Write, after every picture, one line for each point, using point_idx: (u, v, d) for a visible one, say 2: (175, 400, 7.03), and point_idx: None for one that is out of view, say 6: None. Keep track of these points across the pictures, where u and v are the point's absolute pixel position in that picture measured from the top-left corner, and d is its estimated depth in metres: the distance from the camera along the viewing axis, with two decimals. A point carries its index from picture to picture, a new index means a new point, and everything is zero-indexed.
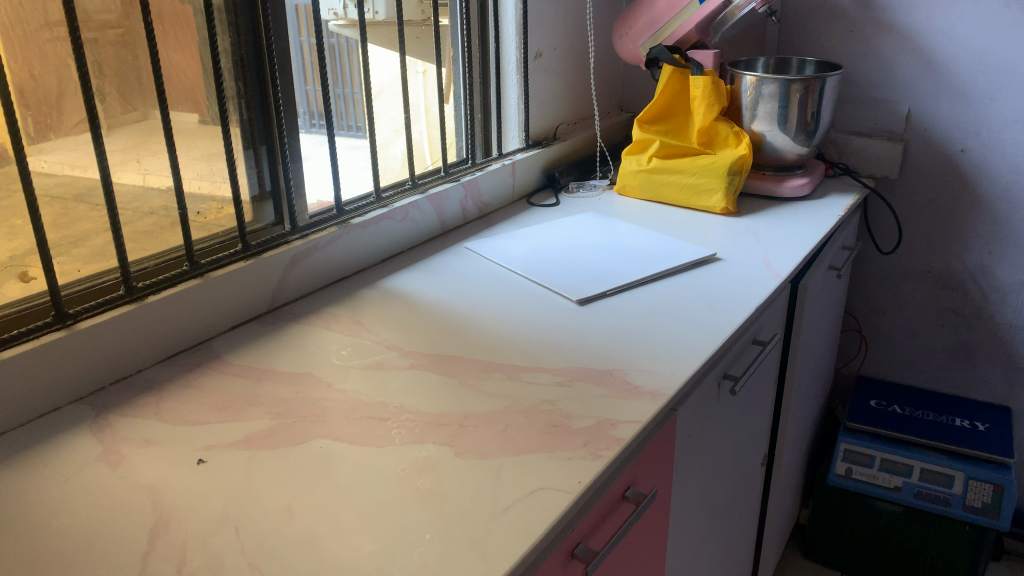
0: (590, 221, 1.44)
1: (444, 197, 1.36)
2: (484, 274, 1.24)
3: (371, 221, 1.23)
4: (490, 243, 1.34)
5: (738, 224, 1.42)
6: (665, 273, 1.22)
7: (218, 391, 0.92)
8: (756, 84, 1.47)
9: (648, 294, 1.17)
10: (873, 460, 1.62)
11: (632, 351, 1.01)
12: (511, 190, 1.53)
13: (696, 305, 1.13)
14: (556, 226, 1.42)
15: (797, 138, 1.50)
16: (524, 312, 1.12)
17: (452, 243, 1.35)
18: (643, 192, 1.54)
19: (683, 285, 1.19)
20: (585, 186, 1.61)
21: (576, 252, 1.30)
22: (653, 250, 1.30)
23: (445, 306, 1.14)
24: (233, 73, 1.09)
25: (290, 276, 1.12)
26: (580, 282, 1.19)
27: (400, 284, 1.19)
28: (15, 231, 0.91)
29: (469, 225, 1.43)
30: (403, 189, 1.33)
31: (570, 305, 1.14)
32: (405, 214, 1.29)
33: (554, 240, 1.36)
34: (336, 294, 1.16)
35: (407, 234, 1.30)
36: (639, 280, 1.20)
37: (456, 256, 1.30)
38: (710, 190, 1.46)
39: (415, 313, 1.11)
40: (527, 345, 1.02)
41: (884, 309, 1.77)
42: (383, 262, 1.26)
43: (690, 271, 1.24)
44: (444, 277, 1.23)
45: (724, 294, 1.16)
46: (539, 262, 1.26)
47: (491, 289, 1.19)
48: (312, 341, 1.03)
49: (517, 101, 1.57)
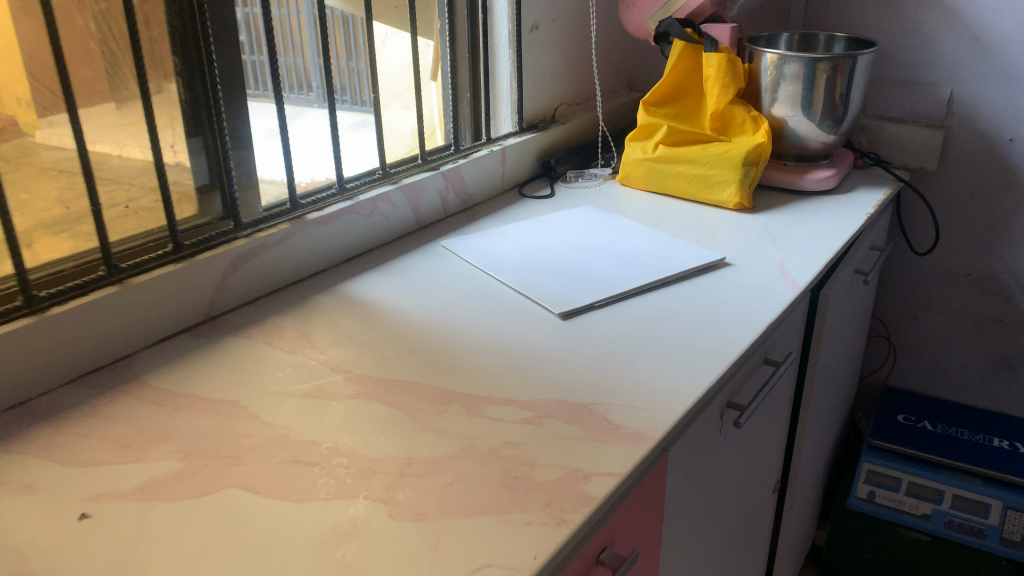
0: (586, 217, 1.28)
1: (419, 189, 1.21)
2: (458, 278, 1.10)
3: (328, 217, 1.08)
4: (469, 242, 1.19)
5: (752, 222, 1.26)
6: (663, 281, 1.06)
7: (126, 422, 0.78)
8: (776, 64, 1.30)
9: (642, 306, 1.01)
10: (899, 484, 1.48)
11: (617, 377, 0.85)
12: (501, 180, 1.37)
13: (697, 322, 0.97)
14: (545, 223, 1.26)
15: (823, 125, 1.33)
16: (495, 326, 0.97)
17: (426, 241, 1.20)
18: (647, 183, 1.38)
19: (683, 295, 1.04)
20: (584, 175, 1.45)
21: (565, 254, 1.15)
22: (652, 253, 1.14)
23: (407, 317, 0.99)
24: (162, 45, 0.94)
25: (229, 282, 0.98)
26: (565, 289, 1.04)
27: (360, 290, 1.05)
28: (21, 207, 0.85)
29: (450, 219, 1.28)
30: (371, 179, 1.18)
31: (551, 319, 0.98)
32: (372, 208, 1.14)
33: (543, 239, 1.20)
34: (286, 301, 1.01)
35: (373, 230, 1.15)
36: (632, 289, 1.04)
37: (428, 256, 1.15)
38: (721, 182, 1.29)
39: (371, 326, 0.97)
40: (495, 369, 0.87)
41: (915, 315, 1.60)
42: (346, 264, 1.12)
43: (695, 280, 1.07)
44: (411, 282, 1.08)
45: (731, 308, 1.00)
46: (522, 266, 1.11)
47: (463, 296, 1.05)
48: (247, 360, 0.89)
49: (509, 80, 1.41)
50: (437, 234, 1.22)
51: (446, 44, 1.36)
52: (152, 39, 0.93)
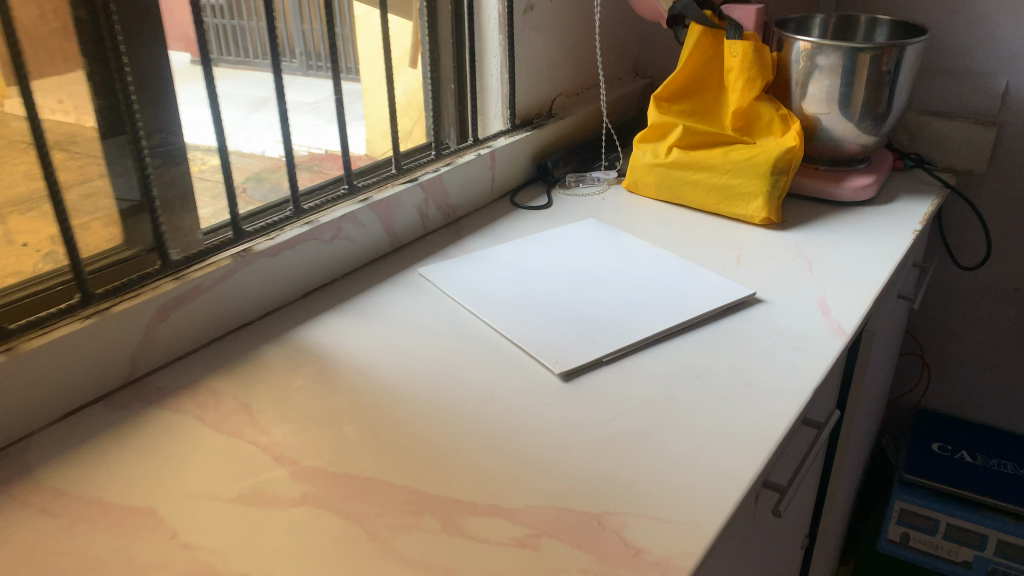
0: (590, 235, 1.10)
1: (393, 206, 1.03)
2: (437, 319, 0.91)
3: (278, 247, 0.90)
4: (450, 271, 1.00)
5: (783, 241, 1.08)
6: (682, 326, 0.88)
7: (5, 545, 0.61)
8: (810, 53, 1.11)
9: (658, 363, 0.83)
10: (937, 527, 1.33)
11: (633, 472, 0.68)
12: (489, 188, 1.19)
13: (728, 386, 0.79)
14: (540, 243, 1.08)
15: (862, 125, 1.14)
16: (478, 390, 0.79)
17: (400, 268, 1.01)
18: (658, 192, 1.20)
19: (709, 347, 0.86)
20: (586, 180, 1.26)
21: (564, 288, 0.97)
22: (668, 286, 0.96)
23: (371, 377, 0.81)
24: (64, 40, 0.74)
25: (155, 336, 0.80)
26: (565, 338, 0.86)
27: (316, 338, 0.87)
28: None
29: (431, 237, 1.10)
30: (334, 197, 0.99)
31: (548, 382, 0.80)
32: (336, 232, 0.96)
33: (538, 266, 1.02)
34: (228, 356, 0.83)
35: (334, 258, 0.97)
36: (646, 339, 0.86)
37: (402, 291, 0.97)
38: (745, 194, 1.10)
39: (326, 392, 0.78)
40: (479, 457, 0.69)
41: (954, 332, 1.43)
42: (301, 303, 0.93)
43: (720, 325, 0.89)
44: (379, 326, 0.90)
45: (768, 365, 0.82)
46: (513, 304, 0.93)
47: (441, 344, 0.87)
48: (172, 445, 0.71)
49: (500, 70, 1.21)
50: (413, 259, 1.04)
51: (426, 29, 1.14)
52: (54, 32, 0.73)
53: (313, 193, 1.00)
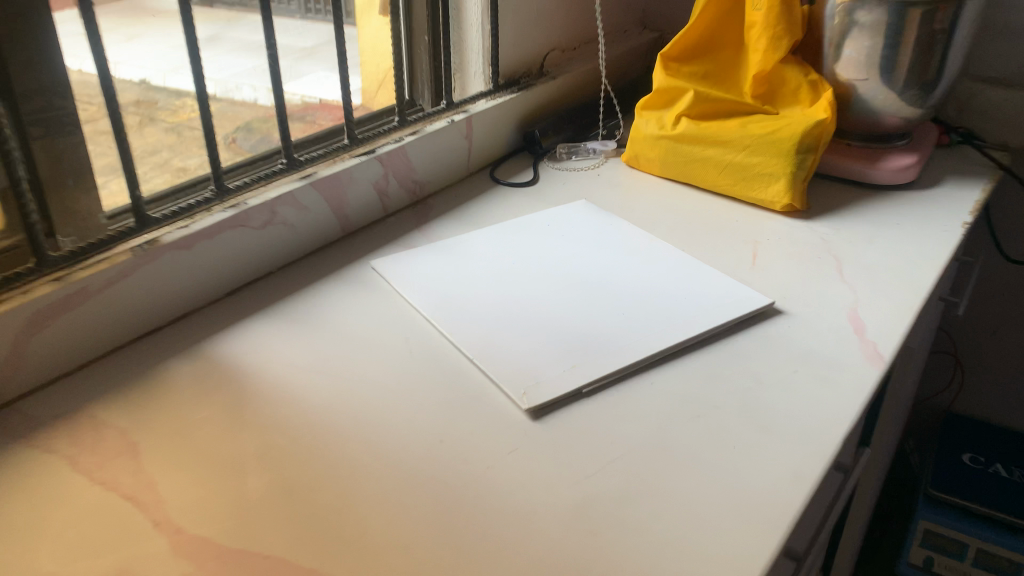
0: (580, 220, 0.93)
1: (342, 184, 0.86)
2: (386, 330, 0.75)
3: (193, 238, 0.73)
4: (408, 266, 0.84)
5: (808, 233, 0.91)
6: (683, 346, 0.72)
7: None
8: (848, 6, 0.93)
9: (651, 395, 0.67)
10: (964, 551, 1.18)
11: (610, 556, 0.52)
12: (464, 160, 1.02)
13: (738, 429, 0.63)
14: (518, 230, 0.91)
15: (905, 95, 0.96)
16: (423, 433, 0.63)
17: (349, 260, 0.85)
18: (662, 168, 1.02)
19: (714, 373, 0.69)
20: (579, 151, 1.09)
21: (543, 289, 0.80)
22: (668, 289, 0.79)
23: (293, 412, 0.65)
24: None
25: (27, 353, 0.64)
26: (536, 361, 0.70)
27: (234, 353, 0.71)
28: None
29: (392, 220, 0.93)
30: (269, 173, 0.82)
31: (511, 421, 0.64)
32: (268, 217, 0.79)
33: (516, 259, 0.85)
34: (124, 375, 0.68)
35: (267, 247, 0.81)
36: (638, 363, 0.69)
37: (348, 291, 0.80)
38: (765, 174, 0.93)
39: (234, 431, 0.63)
40: (415, 529, 0.54)
41: (994, 330, 1.27)
42: (224, 304, 0.77)
43: (730, 345, 0.73)
44: (314, 339, 0.74)
45: (788, 402, 0.66)
46: (479, 312, 0.77)
47: (386, 365, 0.71)
48: (32, 500, 0.56)
49: (481, 19, 1.03)
50: (366, 248, 0.87)
51: None
52: None
53: (243, 168, 0.83)
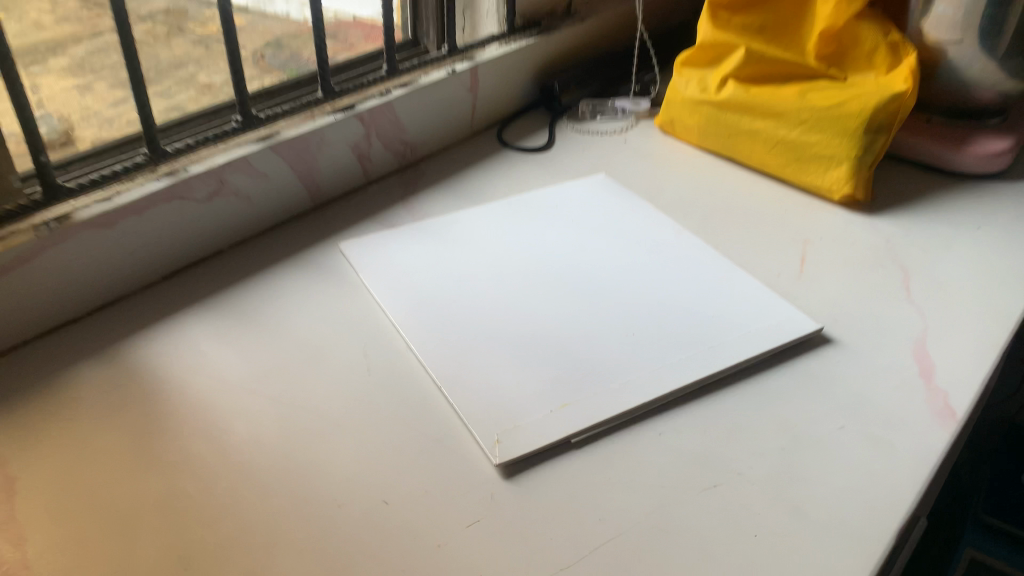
0: (595, 200, 0.78)
1: (310, 148, 0.72)
2: (342, 334, 0.62)
3: (115, 215, 0.60)
4: (380, 250, 0.70)
5: (870, 233, 0.75)
6: (701, 384, 0.58)
7: None
8: None
9: (655, 451, 0.53)
10: None
11: None
12: (465, 116, 0.87)
13: (761, 511, 0.50)
14: (518, 211, 0.76)
15: (1008, 66, 0.78)
16: (363, 487, 0.50)
17: (312, 241, 0.72)
18: (701, 138, 0.86)
19: (735, 421, 0.56)
20: (606, 110, 0.94)
21: (537, 288, 0.66)
22: (692, 301, 0.65)
23: (209, 446, 0.53)
24: None
25: None
26: (515, 391, 0.56)
27: (156, 357, 0.59)
28: None
29: (374, 190, 0.79)
30: (218, 133, 0.68)
31: (475, 480, 0.51)
32: (214, 187, 0.66)
33: (510, 246, 0.71)
34: (20, 384, 0.56)
35: (211, 221, 0.68)
36: (641, 406, 0.56)
37: (306, 280, 0.67)
38: (823, 156, 0.77)
39: (133, 469, 0.51)
40: None
41: None
42: (155, 290, 0.65)
43: (760, 383, 0.59)
44: (253, 341, 0.61)
45: (826, 474, 0.52)
46: (456, 315, 0.63)
47: (332, 382, 0.58)
48: None
49: None
50: (334, 225, 0.74)
51: None
52: None
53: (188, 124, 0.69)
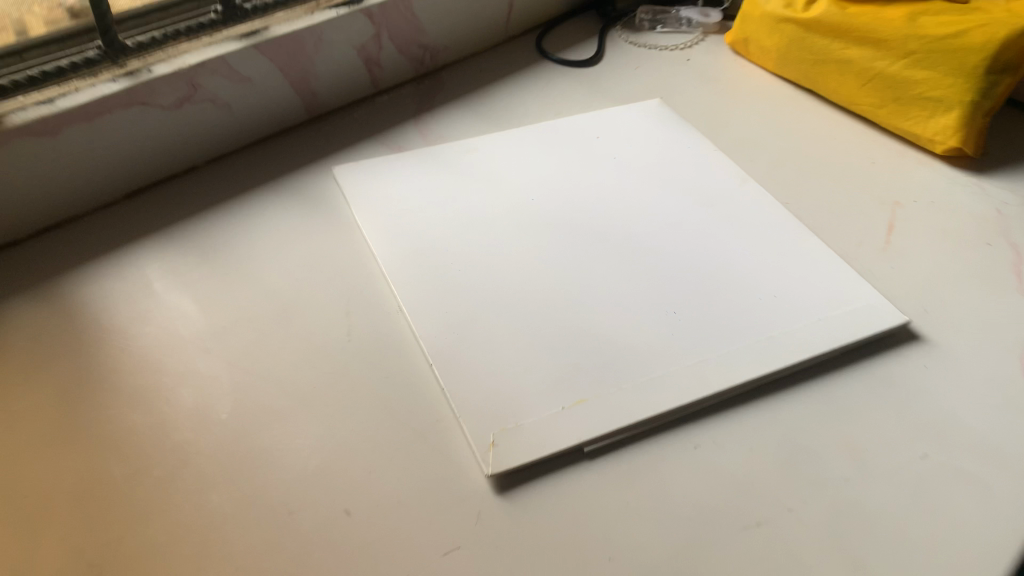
0: (645, 133, 0.65)
1: (303, 48, 0.60)
2: (322, 284, 0.52)
3: (59, 121, 0.50)
4: (380, 180, 0.58)
5: (978, 197, 0.61)
6: (750, 386, 0.47)
7: None
8: None
9: (684, 472, 0.43)
10: None
11: None
12: (499, 19, 0.74)
13: (815, 564, 0.40)
14: (550, 141, 0.64)
15: None
16: (321, 491, 0.41)
17: (301, 163, 0.61)
18: (779, 64, 0.72)
19: (788, 437, 0.45)
20: (667, 21, 0.80)
21: (561, 242, 0.54)
22: (751, 272, 0.53)
23: (144, 418, 0.44)
24: None
25: None
26: (521, 379, 0.46)
27: (100, 298, 0.50)
28: None
29: (382, 104, 0.68)
30: (191, 26, 0.56)
31: (459, 492, 0.41)
32: (184, 93, 0.55)
33: (536, 186, 0.59)
34: None
35: (179, 131, 0.57)
36: (674, 411, 0.45)
37: (288, 212, 0.57)
38: (928, 98, 0.62)
39: (50, 443, 0.42)
40: None
41: None
42: (109, 214, 0.56)
43: (823, 390, 0.48)
44: (216, 285, 0.51)
45: (901, 518, 0.42)
46: (460, 270, 0.52)
47: (301, 347, 0.48)
48: None
49: None
50: (329, 145, 0.63)
51: None
52: None
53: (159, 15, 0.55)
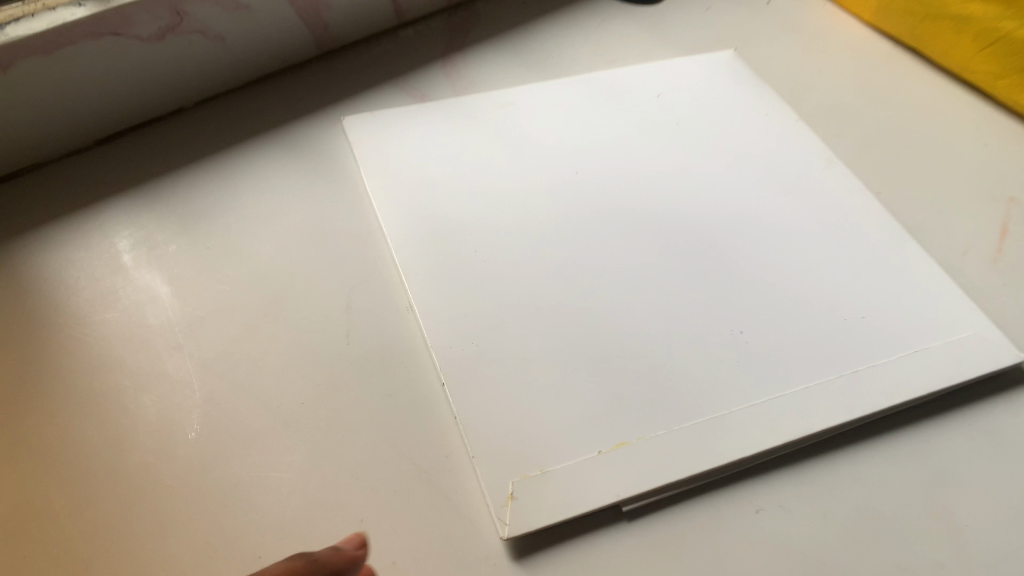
0: (714, 93, 0.55)
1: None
2: (320, 268, 0.43)
3: (7, 53, 0.41)
4: (396, 137, 0.49)
5: None
6: (826, 436, 0.39)
7: None
8: None
9: (742, 543, 0.35)
10: None
11: None
12: None
13: None
14: (601, 97, 0.54)
15: None
16: (300, 544, 0.34)
17: (308, 112, 0.52)
18: (883, 18, 0.61)
19: (870, 501, 0.37)
20: None
21: (606, 231, 0.45)
22: (835, 281, 0.44)
23: (97, 433, 0.37)
24: None
25: None
26: (549, 411, 0.38)
27: (58, 271, 0.42)
28: None
29: (407, 40, 0.58)
30: None
31: (466, 556, 0.34)
32: (167, 23, 0.45)
33: (581, 155, 0.49)
34: None
35: (161, 67, 0.48)
36: (731, 465, 0.37)
37: (287, 171, 0.48)
38: None
39: None
40: None
41: None
42: (79, 166, 0.48)
43: (916, 440, 0.39)
44: (195, 262, 0.43)
45: None
46: (484, 261, 0.43)
47: (290, 348, 0.40)
48: None
49: None
50: (343, 92, 0.54)
51: None
52: None
53: None
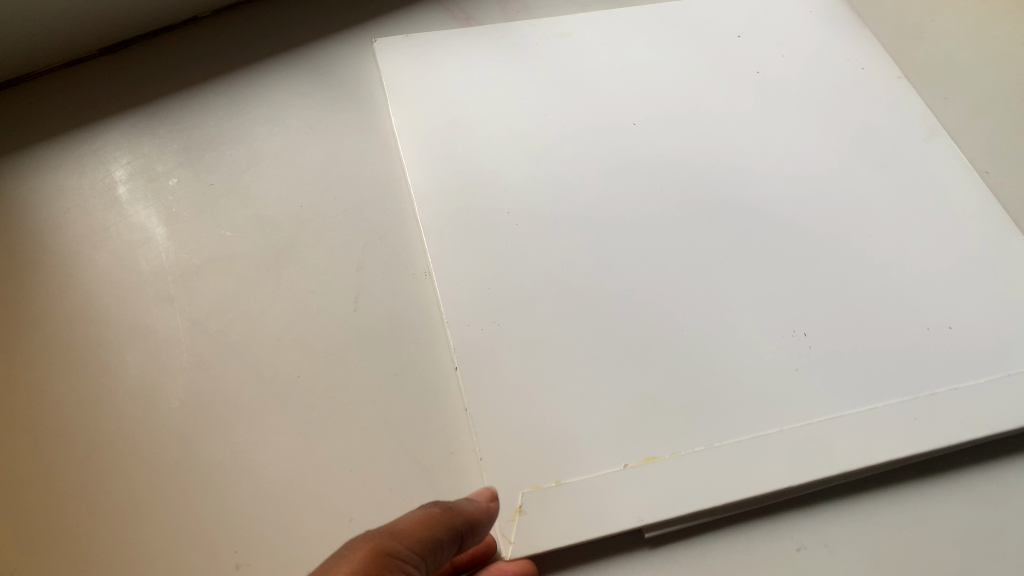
0: (805, 38, 0.47)
1: None
2: (331, 218, 0.38)
3: None
4: (431, 68, 0.43)
5: None
6: (890, 467, 0.34)
7: None
8: None
9: None
10: None
11: None
12: None
13: None
14: (673, 33, 0.47)
15: None
16: (276, 539, 0.30)
17: (337, 31, 0.46)
18: None
19: (935, 551, 0.32)
20: None
21: (660, 200, 0.39)
22: (922, 281, 0.38)
23: (75, 392, 0.34)
24: None
25: None
26: (573, 414, 0.33)
27: (51, 201, 0.39)
28: None
29: None
30: None
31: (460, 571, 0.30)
32: None
33: (640, 104, 0.43)
34: None
35: None
36: (776, 493, 0.32)
37: (307, 99, 0.43)
38: None
39: None
40: None
41: None
42: (85, 79, 0.43)
43: (999, 483, 0.34)
44: (196, 200, 0.39)
45: None
46: (516, 225, 0.38)
47: (289, 310, 0.36)
48: None
49: None
50: (379, 11, 0.48)
51: None
52: None
53: None
